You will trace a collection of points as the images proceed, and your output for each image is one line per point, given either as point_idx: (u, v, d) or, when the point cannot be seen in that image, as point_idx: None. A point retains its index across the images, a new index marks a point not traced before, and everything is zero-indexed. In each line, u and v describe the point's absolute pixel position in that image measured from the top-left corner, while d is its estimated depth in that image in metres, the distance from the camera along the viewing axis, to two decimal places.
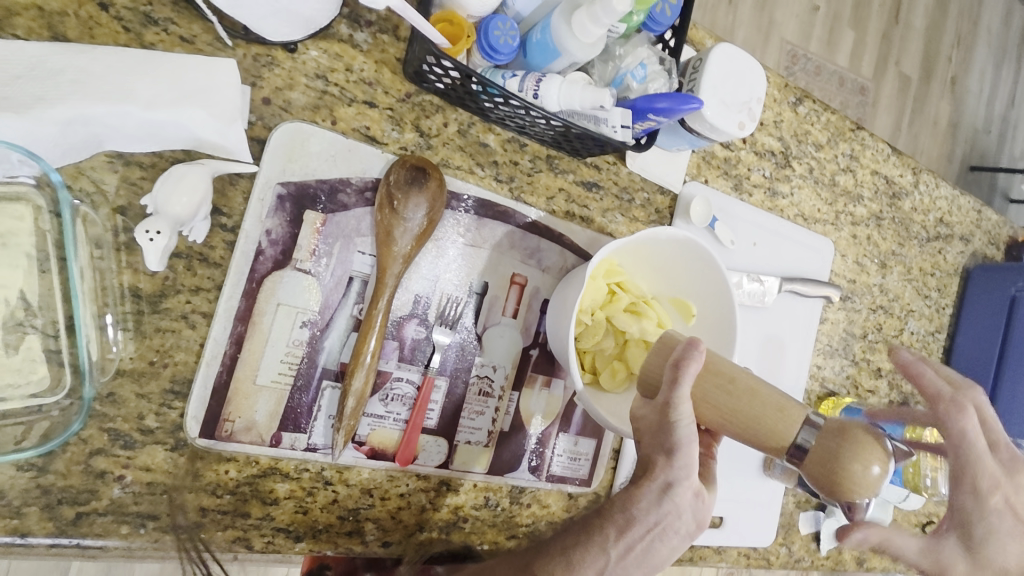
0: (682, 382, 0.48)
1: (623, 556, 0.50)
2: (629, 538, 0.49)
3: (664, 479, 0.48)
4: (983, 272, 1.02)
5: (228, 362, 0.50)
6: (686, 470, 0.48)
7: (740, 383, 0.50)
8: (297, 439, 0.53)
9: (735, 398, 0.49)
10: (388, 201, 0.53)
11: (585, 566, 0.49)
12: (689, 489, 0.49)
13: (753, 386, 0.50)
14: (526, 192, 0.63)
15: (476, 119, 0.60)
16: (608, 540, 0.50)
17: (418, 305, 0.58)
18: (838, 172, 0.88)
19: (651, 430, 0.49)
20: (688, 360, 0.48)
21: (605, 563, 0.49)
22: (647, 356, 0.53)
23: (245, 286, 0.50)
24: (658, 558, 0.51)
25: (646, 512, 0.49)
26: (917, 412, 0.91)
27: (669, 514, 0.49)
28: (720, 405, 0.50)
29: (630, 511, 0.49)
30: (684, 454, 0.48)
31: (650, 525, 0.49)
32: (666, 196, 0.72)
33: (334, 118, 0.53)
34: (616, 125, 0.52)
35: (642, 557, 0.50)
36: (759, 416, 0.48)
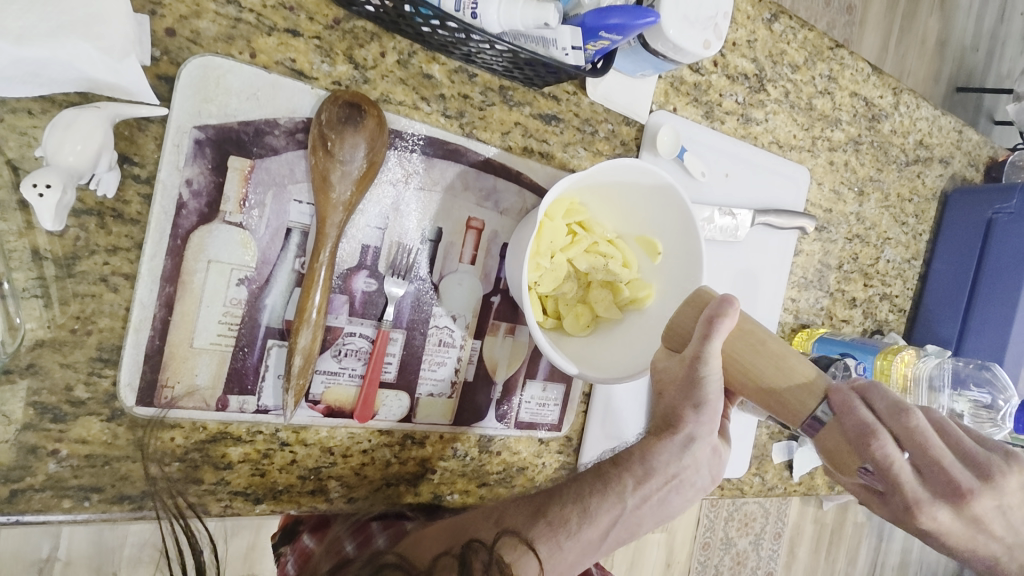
0: (716, 337, 0.47)
1: (639, 504, 0.53)
2: (646, 488, 0.53)
3: (688, 434, 0.52)
4: (962, 195, 0.99)
5: (159, 325, 0.46)
6: (708, 426, 0.52)
7: (770, 345, 0.48)
8: (245, 401, 0.50)
9: (760, 359, 0.48)
10: (321, 143, 0.49)
11: (602, 512, 0.52)
12: (707, 446, 0.54)
13: (781, 350, 0.48)
14: (478, 128, 0.58)
15: (418, 47, 0.54)
16: (624, 489, 0.53)
17: (366, 255, 0.54)
18: (815, 95, 0.83)
19: (675, 387, 0.51)
20: (722, 315, 0.46)
21: (622, 509, 0.52)
22: (679, 307, 0.51)
23: (169, 243, 0.46)
24: (671, 507, 0.55)
25: (665, 464, 0.53)
26: (889, 340, 0.91)
27: (686, 467, 0.53)
28: (743, 364, 0.48)
29: (649, 463, 0.53)
30: (709, 412, 0.51)
31: (667, 476, 0.53)
32: (631, 127, 0.67)
33: (252, 50, 0.48)
34: (567, 47, 0.48)
35: (659, 507, 0.54)
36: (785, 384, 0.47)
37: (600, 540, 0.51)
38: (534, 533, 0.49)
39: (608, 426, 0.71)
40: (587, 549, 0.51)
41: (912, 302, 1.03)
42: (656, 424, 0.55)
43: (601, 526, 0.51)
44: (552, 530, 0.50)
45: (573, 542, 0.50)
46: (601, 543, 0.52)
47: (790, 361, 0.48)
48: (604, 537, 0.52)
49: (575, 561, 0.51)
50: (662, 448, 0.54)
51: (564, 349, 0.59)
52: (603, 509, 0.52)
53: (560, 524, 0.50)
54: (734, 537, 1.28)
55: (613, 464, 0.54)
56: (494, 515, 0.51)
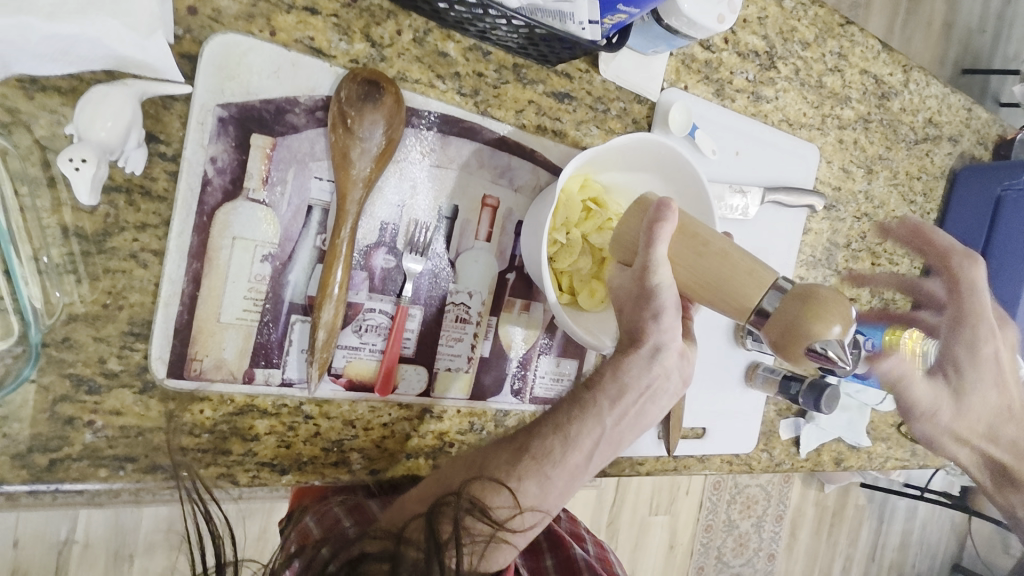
0: (658, 244, 0.49)
1: (618, 421, 0.53)
2: (623, 405, 0.53)
3: (653, 344, 0.53)
4: (971, 172, 1.00)
5: (187, 300, 0.48)
6: (671, 334, 0.53)
7: (713, 245, 0.49)
8: (270, 374, 0.52)
9: (703, 257, 0.49)
10: (342, 120, 0.49)
11: (583, 435, 0.51)
12: (675, 351, 0.54)
13: (726, 250, 0.49)
14: (493, 106, 0.59)
15: (433, 25, 0.55)
16: (602, 410, 0.52)
17: (385, 232, 0.55)
18: (825, 73, 0.83)
19: (631, 301, 0.52)
20: (661, 222, 0.48)
21: (602, 429, 0.52)
22: (624, 219, 0.52)
23: (195, 220, 0.47)
24: (647, 418, 0.55)
25: (637, 377, 0.53)
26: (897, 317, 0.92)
27: (659, 376, 0.54)
28: (688, 266, 0.49)
29: (621, 379, 0.53)
30: (670, 320, 0.52)
31: (642, 388, 0.53)
32: (643, 105, 0.68)
33: (272, 28, 0.48)
34: (585, 21, 0.48)
35: (636, 420, 0.54)
36: (724, 281, 0.48)
37: (586, 464, 0.51)
38: (520, 470, 0.49)
39: None
40: (575, 473, 0.51)
41: (919, 281, 1.04)
42: (622, 343, 0.55)
43: (584, 451, 0.51)
44: (537, 464, 0.50)
45: (559, 469, 0.50)
46: (587, 465, 0.52)
47: (734, 259, 0.48)
48: (590, 457, 0.51)
49: (564, 490, 0.51)
50: (631, 363, 0.53)
51: (579, 323, 0.60)
52: (583, 434, 0.51)
53: (543, 456, 0.50)
54: (737, 519, 1.31)
55: (585, 386, 0.54)
56: (473, 466, 0.51)
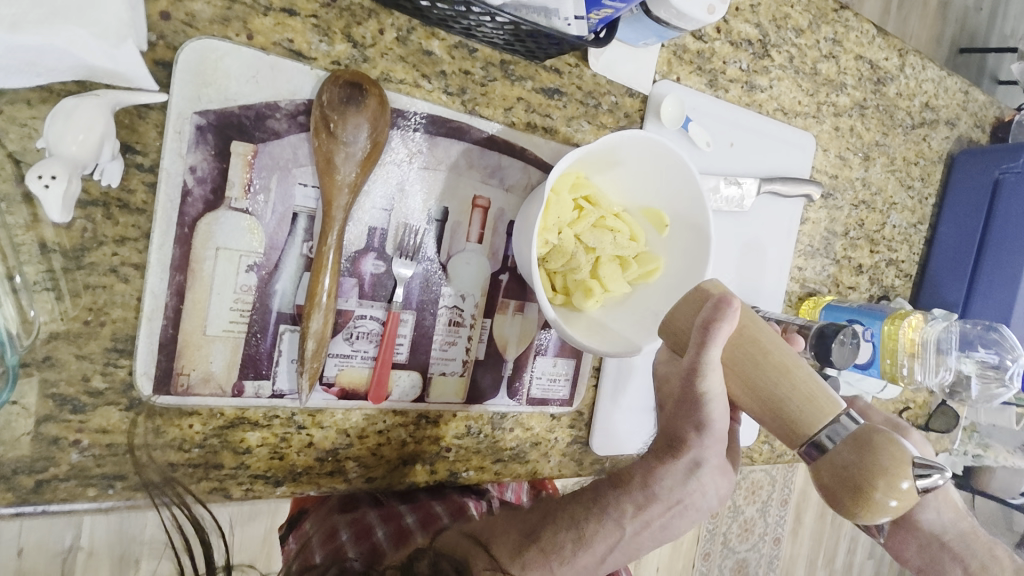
0: (711, 347, 0.43)
1: (639, 531, 0.50)
2: (647, 515, 0.50)
3: (693, 459, 0.48)
4: (970, 156, 0.98)
5: (171, 314, 0.47)
6: (715, 449, 0.48)
7: (772, 356, 0.44)
8: (261, 386, 0.51)
9: (763, 370, 0.43)
10: (326, 125, 0.48)
11: (597, 540, 0.49)
12: (715, 471, 0.49)
13: (785, 363, 0.43)
14: (480, 104, 0.57)
15: (417, 22, 0.53)
16: (624, 515, 0.50)
17: (374, 237, 0.54)
18: (820, 59, 0.82)
19: (675, 403, 0.48)
20: (718, 322, 0.43)
21: (619, 537, 0.49)
22: (677, 306, 0.48)
23: (176, 232, 0.46)
24: (673, 530, 0.52)
25: (669, 490, 0.49)
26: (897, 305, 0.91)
27: (692, 494, 0.49)
28: (746, 376, 0.44)
29: (649, 488, 0.50)
30: (714, 436, 0.47)
31: (670, 503, 0.49)
32: (634, 99, 0.66)
33: (249, 31, 0.47)
34: (571, 17, 0.47)
35: (659, 533, 0.50)
36: (789, 403, 0.43)
37: (596, 564, 0.49)
38: (526, 562, 0.48)
39: (618, 401, 0.71)
40: (583, 572, 0.49)
41: (918, 267, 1.03)
42: (659, 446, 0.51)
43: (597, 553, 0.49)
44: (544, 557, 0.48)
45: (564, 568, 0.48)
46: (597, 568, 0.49)
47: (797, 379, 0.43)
48: (602, 562, 0.49)
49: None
50: (665, 472, 0.49)
51: (574, 323, 0.59)
52: (598, 538, 0.49)
53: (552, 551, 0.48)
54: (742, 505, 1.29)
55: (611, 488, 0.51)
56: (474, 532, 0.50)
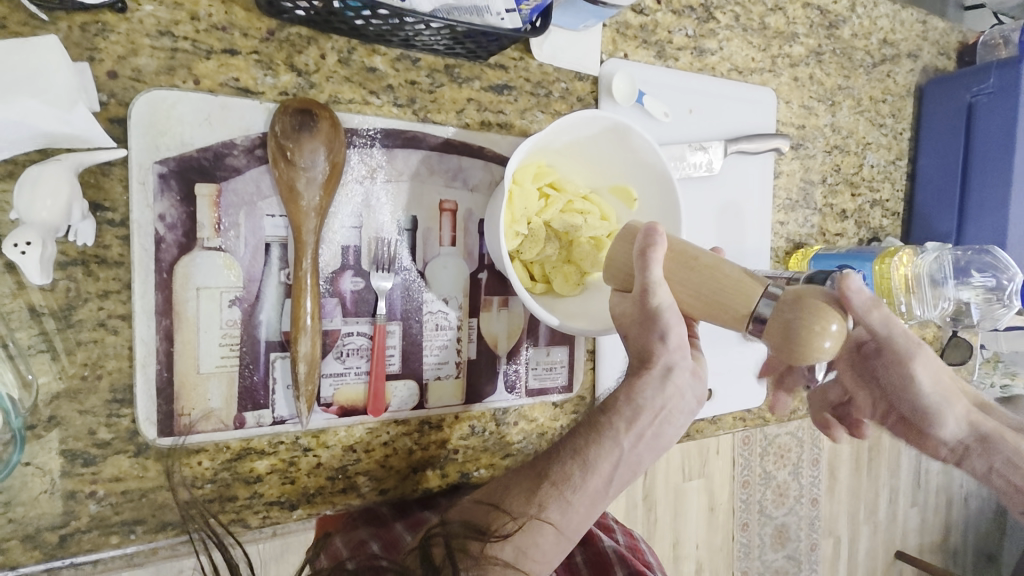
0: (653, 267, 0.47)
1: (636, 444, 0.49)
2: (640, 426, 0.49)
3: (664, 364, 0.50)
4: (937, 84, 0.98)
5: (163, 358, 0.48)
6: (681, 350, 0.50)
7: (702, 258, 0.48)
8: (261, 415, 0.52)
9: (698, 271, 0.47)
10: (283, 154, 0.49)
11: (601, 462, 0.48)
12: (686, 370, 0.51)
13: (715, 262, 0.47)
14: (431, 111, 0.59)
15: (356, 42, 0.55)
16: (619, 433, 0.49)
17: (348, 255, 0.55)
18: (766, 14, 0.82)
19: (637, 324, 0.50)
20: (653, 245, 0.47)
21: (620, 453, 0.49)
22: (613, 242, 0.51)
23: (156, 278, 0.48)
24: (667, 440, 0.51)
25: (652, 398, 0.49)
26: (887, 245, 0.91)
27: (672, 397, 0.50)
28: (686, 285, 0.47)
29: (635, 402, 0.49)
30: (675, 339, 0.49)
31: (656, 410, 0.50)
32: (585, 82, 0.67)
33: (195, 76, 0.49)
34: (502, 11, 0.48)
35: (654, 441, 0.50)
36: (725, 293, 0.46)
37: (609, 489, 0.48)
38: (540, 495, 0.46)
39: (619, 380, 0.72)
40: (596, 498, 0.48)
41: (905, 203, 1.03)
42: (632, 363, 0.52)
43: (604, 475, 0.48)
44: (557, 488, 0.47)
45: (580, 495, 0.47)
46: (610, 489, 0.48)
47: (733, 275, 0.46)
48: (611, 482, 0.48)
49: (589, 514, 0.48)
50: (644, 384, 0.50)
51: (560, 310, 0.60)
52: (601, 459, 0.48)
53: (563, 481, 0.47)
54: None
55: (598, 411, 0.51)
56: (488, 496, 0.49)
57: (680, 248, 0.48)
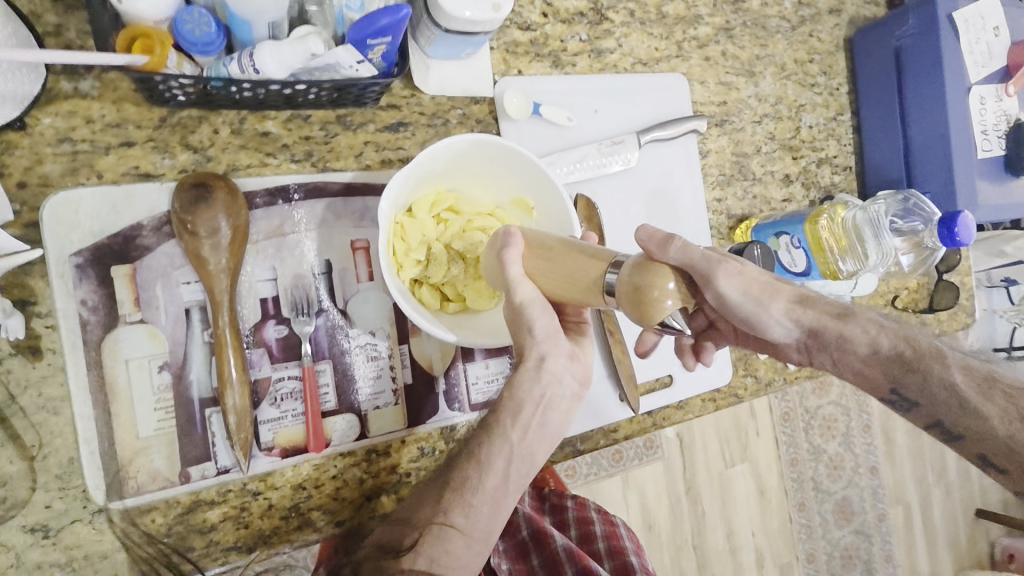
0: (510, 265, 0.51)
1: (524, 435, 0.56)
2: (523, 418, 0.56)
3: (536, 355, 0.55)
4: (864, 34, 0.97)
5: (104, 429, 0.53)
6: (551, 340, 0.55)
7: (557, 246, 0.50)
8: (205, 468, 0.56)
9: (553, 258, 0.50)
10: (183, 227, 0.54)
11: (493, 459, 0.55)
12: (562, 355, 0.56)
13: (567, 247, 0.50)
14: (330, 160, 0.63)
15: (246, 112, 0.59)
16: (506, 428, 0.56)
17: (267, 306, 0.59)
18: (663, 3, 0.83)
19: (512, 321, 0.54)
20: (508, 245, 0.51)
21: (511, 447, 0.55)
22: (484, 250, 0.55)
23: (87, 358, 0.52)
24: (557, 425, 0.58)
25: (530, 390, 0.55)
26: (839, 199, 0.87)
27: (550, 383, 0.56)
28: (545, 272, 0.50)
29: (516, 396, 0.55)
30: (543, 329, 0.54)
31: (537, 399, 0.55)
32: (481, 104, 0.70)
33: (98, 172, 0.54)
34: (353, 63, 0.51)
35: (541, 429, 0.57)
36: (580, 272, 0.48)
37: (508, 483, 0.55)
38: (444, 504, 0.54)
39: None
40: (497, 494, 0.55)
41: (855, 157, 1.01)
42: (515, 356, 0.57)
43: (500, 471, 0.55)
44: (458, 494, 0.54)
45: (480, 495, 0.54)
46: (509, 483, 0.55)
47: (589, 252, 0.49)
48: (508, 477, 0.55)
49: (494, 512, 0.55)
50: (522, 378, 0.56)
51: (476, 324, 0.62)
52: (495, 456, 0.55)
53: (461, 486, 0.54)
54: None
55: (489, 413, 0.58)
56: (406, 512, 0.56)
57: (537, 239, 0.51)
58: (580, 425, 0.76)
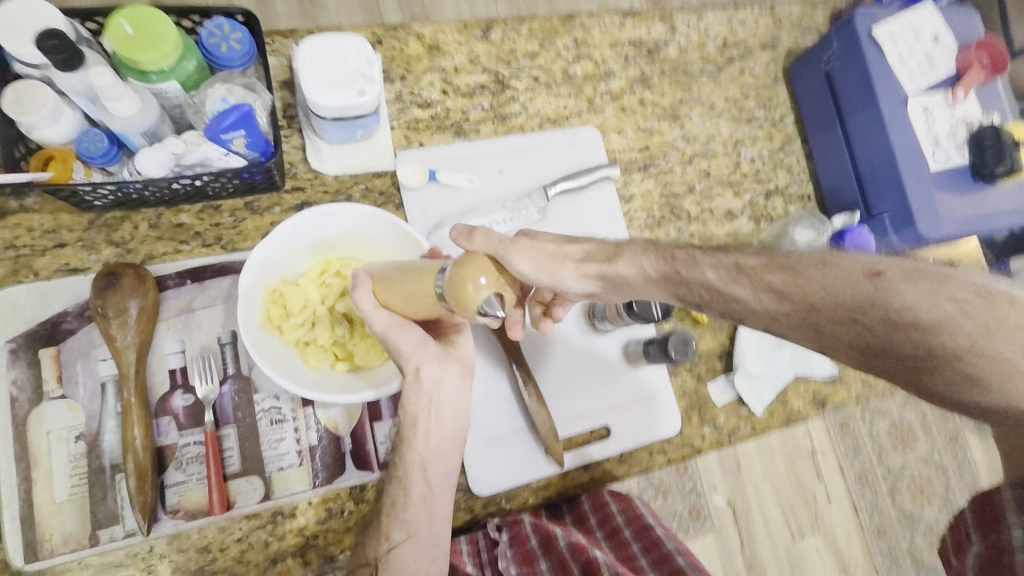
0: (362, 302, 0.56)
1: (429, 443, 0.62)
2: (423, 428, 0.62)
3: (414, 367, 0.60)
4: (798, 64, 0.96)
5: (23, 495, 0.59)
6: (424, 352, 0.60)
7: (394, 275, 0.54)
8: (113, 531, 0.61)
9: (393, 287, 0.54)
10: (94, 311, 0.62)
11: (409, 470, 0.62)
12: (436, 359, 0.61)
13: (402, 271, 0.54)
14: (239, 242, 0.71)
15: (162, 208, 0.69)
16: (411, 442, 0.62)
17: (177, 376, 0.65)
18: (569, 66, 0.88)
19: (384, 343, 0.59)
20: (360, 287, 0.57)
21: (420, 456, 0.62)
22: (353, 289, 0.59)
23: (14, 430, 0.60)
24: (456, 424, 0.63)
25: (417, 400, 0.61)
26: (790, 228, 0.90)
27: (434, 389, 0.62)
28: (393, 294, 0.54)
29: (408, 410, 0.62)
30: (412, 343, 0.59)
31: (426, 406, 0.62)
32: (383, 177, 0.76)
33: (35, 270, 0.64)
34: (221, 156, 0.59)
35: (441, 431, 0.62)
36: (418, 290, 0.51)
37: (433, 489, 0.62)
38: (384, 529, 0.61)
39: (483, 432, 0.73)
40: (427, 503, 0.62)
41: (812, 184, 0.97)
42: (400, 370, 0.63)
43: (421, 481, 0.62)
44: (392, 514, 0.62)
45: (410, 510, 0.61)
46: (433, 491, 0.62)
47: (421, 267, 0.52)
48: (430, 484, 0.62)
49: (431, 517, 0.62)
50: (406, 391, 0.61)
51: (366, 380, 0.64)
52: (411, 469, 0.62)
53: (393, 507, 0.62)
54: None
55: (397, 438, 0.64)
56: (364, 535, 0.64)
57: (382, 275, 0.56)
58: (506, 479, 0.72)
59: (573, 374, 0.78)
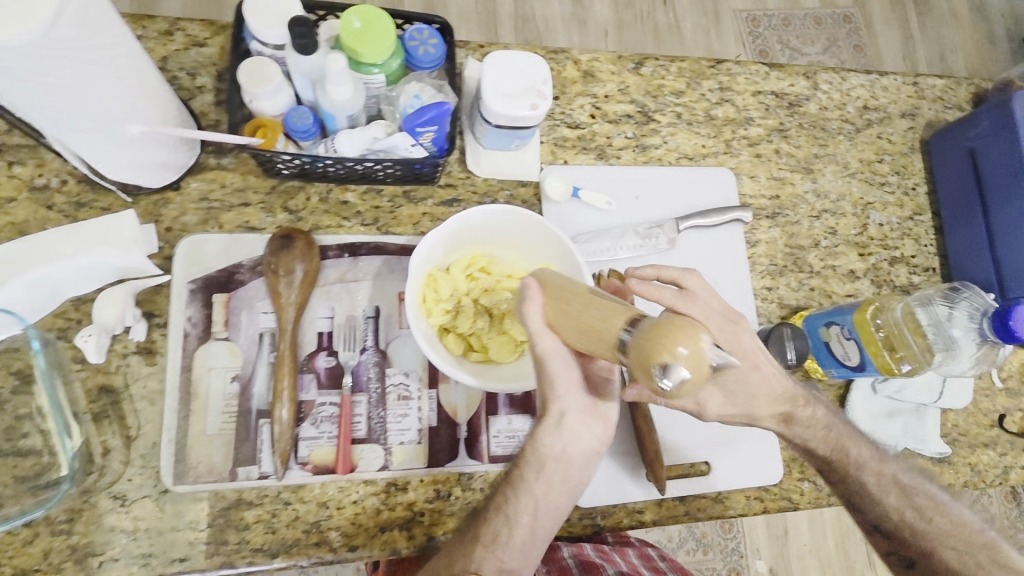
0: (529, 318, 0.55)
1: (547, 489, 0.63)
2: (545, 473, 0.63)
3: (558, 411, 0.62)
4: (939, 136, 0.95)
5: (181, 422, 0.65)
6: (574, 398, 0.62)
7: (574, 299, 0.52)
8: (250, 470, 0.65)
9: (574, 309, 0.52)
10: (268, 267, 0.68)
11: (520, 512, 0.62)
12: (580, 413, 0.63)
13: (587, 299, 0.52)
14: (393, 226, 0.76)
15: (333, 185, 0.75)
16: (530, 482, 0.63)
17: (323, 339, 0.70)
18: (712, 107, 0.91)
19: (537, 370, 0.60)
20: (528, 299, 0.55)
21: (535, 501, 0.63)
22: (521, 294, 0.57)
23: (182, 361, 0.66)
24: (578, 477, 0.64)
25: (552, 444, 0.63)
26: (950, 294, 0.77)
27: (569, 439, 0.63)
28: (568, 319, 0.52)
29: (539, 451, 0.63)
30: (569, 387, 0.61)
31: (557, 454, 0.63)
32: (528, 187, 0.81)
33: (221, 222, 0.71)
34: (408, 146, 0.64)
35: (563, 485, 0.64)
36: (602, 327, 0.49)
37: (537, 536, 0.63)
38: (476, 561, 0.60)
39: None
40: (524, 548, 0.62)
41: (938, 258, 0.95)
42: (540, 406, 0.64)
43: (528, 526, 0.62)
44: (488, 546, 0.61)
45: (508, 550, 0.61)
46: (534, 540, 0.63)
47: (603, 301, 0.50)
48: (534, 533, 0.63)
49: (524, 562, 0.62)
50: (542, 430, 0.63)
51: (498, 375, 0.67)
52: (522, 513, 0.63)
53: (493, 541, 0.62)
54: None
55: (512, 473, 0.65)
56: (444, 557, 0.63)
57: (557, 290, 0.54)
58: (607, 496, 0.73)
59: (682, 405, 0.79)
